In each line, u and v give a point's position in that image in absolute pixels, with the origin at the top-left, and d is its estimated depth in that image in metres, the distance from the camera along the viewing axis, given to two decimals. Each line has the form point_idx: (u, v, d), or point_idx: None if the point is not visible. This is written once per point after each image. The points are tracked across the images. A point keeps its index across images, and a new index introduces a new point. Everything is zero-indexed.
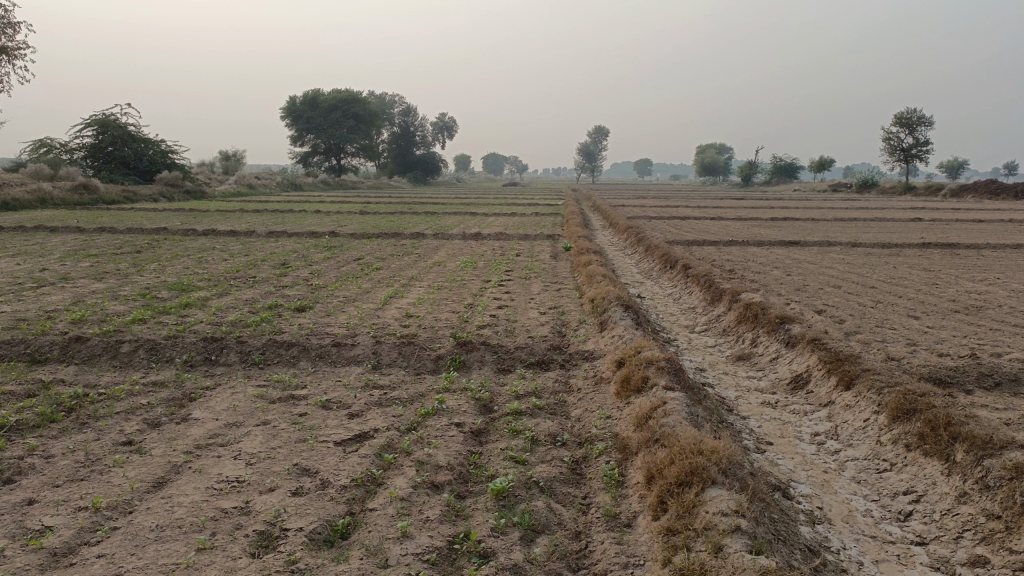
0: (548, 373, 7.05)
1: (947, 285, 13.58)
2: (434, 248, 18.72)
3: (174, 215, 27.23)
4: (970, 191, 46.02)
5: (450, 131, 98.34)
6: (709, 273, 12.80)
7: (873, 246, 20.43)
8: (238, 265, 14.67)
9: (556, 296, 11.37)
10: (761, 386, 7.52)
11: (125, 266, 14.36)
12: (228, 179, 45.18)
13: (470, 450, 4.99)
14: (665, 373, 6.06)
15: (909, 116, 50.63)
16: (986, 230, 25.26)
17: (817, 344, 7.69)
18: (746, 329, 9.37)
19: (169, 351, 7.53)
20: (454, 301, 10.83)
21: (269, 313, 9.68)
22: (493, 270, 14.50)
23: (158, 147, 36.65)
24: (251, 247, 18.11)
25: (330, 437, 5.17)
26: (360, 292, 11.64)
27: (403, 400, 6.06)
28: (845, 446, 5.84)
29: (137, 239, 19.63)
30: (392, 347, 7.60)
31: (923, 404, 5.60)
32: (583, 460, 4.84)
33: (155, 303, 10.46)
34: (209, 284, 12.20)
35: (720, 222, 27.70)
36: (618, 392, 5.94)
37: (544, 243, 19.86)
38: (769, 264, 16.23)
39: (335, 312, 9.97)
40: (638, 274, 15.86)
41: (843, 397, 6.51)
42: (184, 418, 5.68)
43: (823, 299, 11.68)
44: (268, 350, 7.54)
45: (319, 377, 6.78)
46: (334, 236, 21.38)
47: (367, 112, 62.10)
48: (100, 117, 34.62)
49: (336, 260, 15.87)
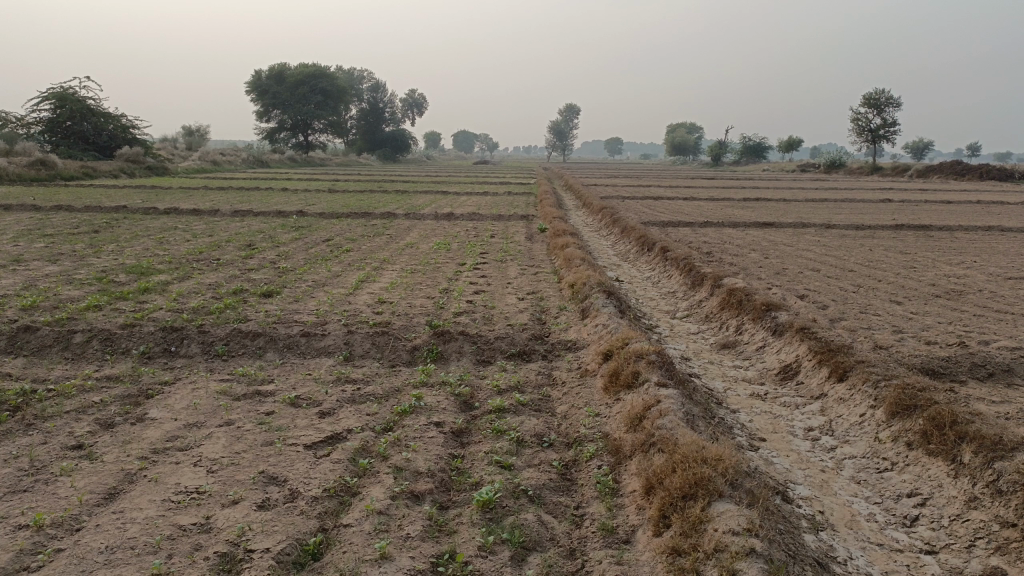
0: (530, 365, 6.71)
1: (925, 269, 13.48)
2: (406, 229, 18.23)
3: (135, 192, 26.33)
4: (936, 172, 46.43)
5: (419, 108, 97.15)
6: (688, 256, 12.54)
7: (847, 227, 20.37)
8: (201, 246, 14.08)
9: (534, 280, 11.04)
10: (748, 376, 7.26)
11: (82, 247, 13.70)
12: (192, 155, 43.96)
13: (452, 453, 4.65)
14: (656, 368, 5.77)
15: (878, 97, 50.81)
16: (956, 212, 25.40)
17: (806, 334, 7.45)
18: (729, 315, 9.10)
19: (125, 341, 7.06)
20: (429, 286, 10.45)
21: (234, 299, 9.21)
22: (468, 252, 14.11)
23: (119, 122, 35.47)
24: (215, 227, 17.48)
25: (299, 439, 4.79)
26: (330, 276, 11.17)
27: (378, 397, 5.68)
28: (841, 442, 5.60)
29: (95, 218, 18.86)
30: (365, 337, 7.21)
31: (924, 400, 5.38)
32: (573, 464, 4.52)
33: (111, 288, 9.90)
34: (170, 267, 11.64)
35: (693, 202, 27.51)
36: (607, 387, 5.64)
37: (518, 224, 19.48)
38: (746, 246, 16.04)
39: (304, 297, 9.53)
40: (614, 256, 15.57)
41: (837, 389, 6.28)
42: (140, 418, 5.25)
43: (804, 283, 11.50)
44: (232, 340, 7.10)
45: (287, 370, 6.37)
46: (301, 215, 20.77)
47: (335, 87, 60.89)
48: (58, 89, 33.30)
49: (304, 241, 15.33)
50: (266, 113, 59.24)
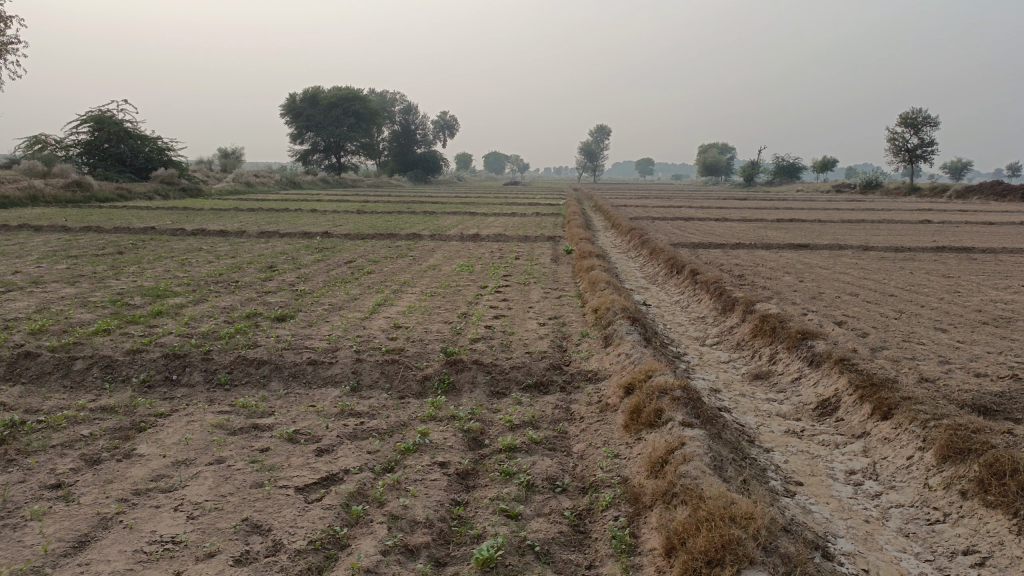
0: (547, 398, 6.30)
1: (971, 293, 12.83)
2: (430, 251, 17.95)
3: (165, 214, 26.44)
4: (976, 193, 45.27)
5: (451, 131, 97.83)
6: (720, 280, 12.07)
7: (885, 249, 19.68)
8: (222, 268, 13.92)
9: (556, 305, 10.65)
10: (783, 411, 6.75)
11: (103, 269, 13.60)
12: (225, 177, 44.43)
13: (454, 500, 4.24)
14: (681, 405, 5.31)
15: (914, 116, 49.84)
16: (999, 233, 24.53)
17: (846, 365, 6.93)
18: (763, 343, 8.59)
19: (126, 369, 6.78)
20: (448, 310, 10.12)
21: (246, 323, 8.93)
22: (491, 274, 13.79)
23: (155, 144, 35.98)
24: (239, 249, 17.38)
25: (289, 481, 4.42)
26: (347, 300, 10.87)
27: (381, 432, 5.31)
28: (886, 488, 5.09)
29: (122, 240, 18.85)
30: (374, 365, 6.86)
31: (980, 443, 4.86)
32: (587, 513, 4.09)
33: (125, 311, 9.70)
34: (187, 289, 11.45)
35: (725, 223, 26.94)
36: (627, 426, 5.21)
37: (545, 245, 19.16)
38: (780, 268, 15.50)
39: (318, 322, 9.24)
40: (643, 278, 15.14)
41: (881, 428, 5.77)
42: (127, 454, 4.93)
43: (842, 308, 10.94)
44: (235, 368, 6.78)
45: (289, 402, 6.03)
46: (327, 237, 20.64)
47: (368, 109, 61.41)
48: (96, 113, 33.85)
49: (326, 262, 15.13)
50: (300, 135, 59.77)
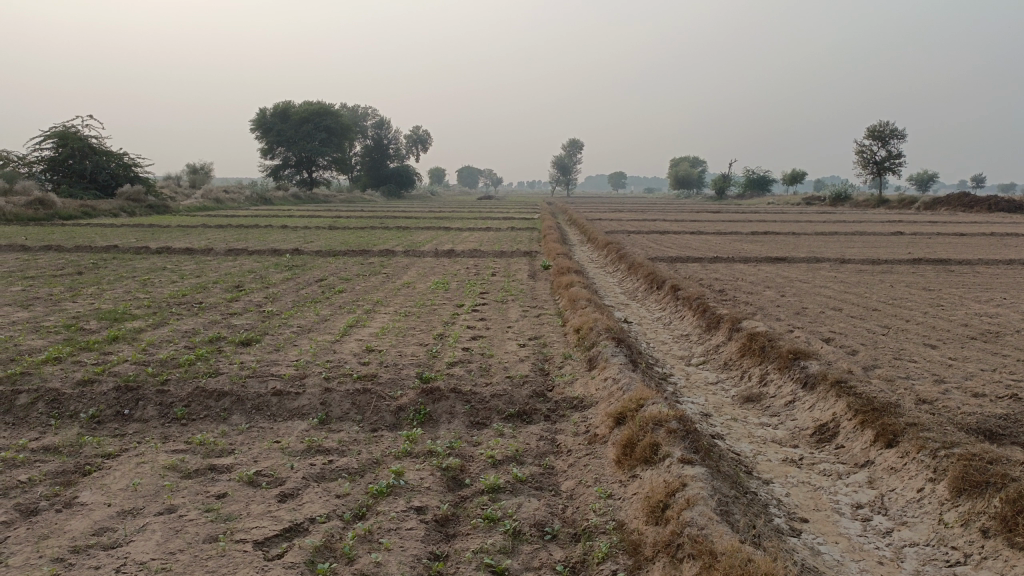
0: (531, 428, 5.88)
1: (954, 307, 12.64)
2: (403, 267, 17.49)
3: (130, 231, 25.65)
4: (943, 204, 45.75)
5: (424, 145, 97.66)
6: (702, 296, 11.77)
7: (862, 262, 19.56)
8: (186, 288, 13.34)
9: (536, 324, 10.26)
10: (779, 438, 6.40)
11: (59, 291, 12.97)
12: (195, 193, 43.55)
13: (433, 553, 3.80)
14: (677, 437, 4.92)
15: (882, 129, 50.42)
16: (971, 244, 24.66)
17: (843, 389, 6.60)
18: (752, 363, 8.27)
19: (74, 403, 6.25)
20: (423, 331, 9.67)
21: (208, 349, 8.42)
22: (467, 291, 13.38)
23: (121, 160, 35.21)
24: (205, 267, 16.80)
25: (248, 535, 3.96)
26: (317, 321, 10.38)
27: (351, 472, 4.86)
28: (897, 524, 4.74)
29: (82, 259, 18.16)
30: (344, 395, 6.39)
31: (998, 476, 4.54)
32: (582, 567, 3.68)
33: (78, 337, 9.13)
34: (147, 312, 10.89)
35: (701, 237, 26.81)
36: (620, 462, 4.82)
37: (521, 261, 18.81)
38: (760, 283, 15.26)
39: (285, 346, 8.76)
40: (622, 294, 14.84)
41: (886, 457, 5.45)
42: (67, 504, 4.42)
43: (829, 325, 10.67)
44: (193, 401, 6.27)
45: (252, 439, 5.56)
46: (297, 253, 20.11)
47: (340, 124, 60.91)
48: (60, 128, 33.05)
49: (295, 281, 14.66)
50: (271, 150, 58.99)
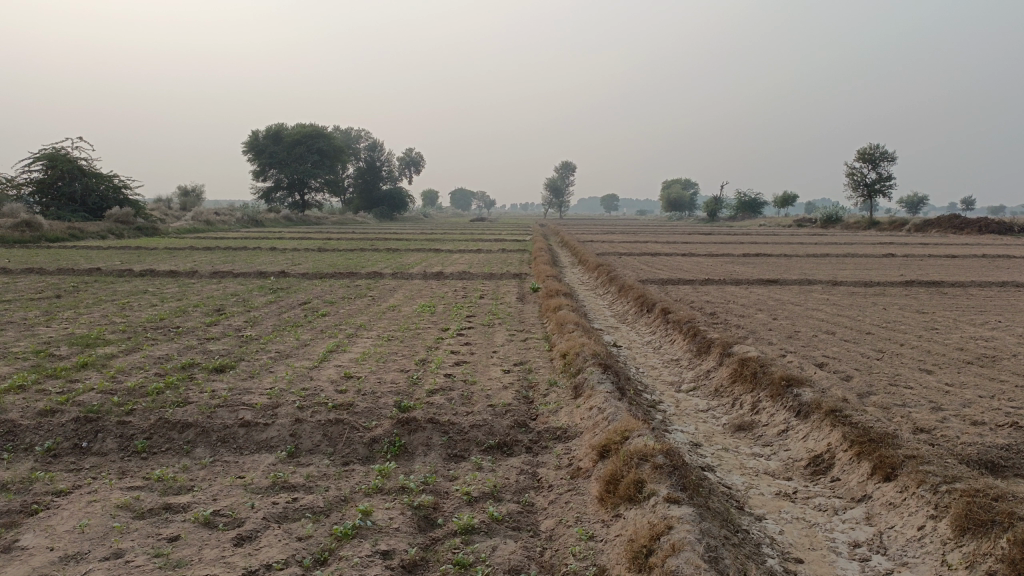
0: (511, 461, 5.58)
1: (948, 330, 12.43)
2: (390, 290, 17.21)
3: (116, 254, 25.30)
4: (934, 226, 45.84)
5: (416, 167, 97.79)
6: (692, 319, 11.53)
7: (855, 284, 19.38)
8: (165, 312, 13.02)
9: (522, 348, 9.98)
10: (772, 470, 6.11)
11: (35, 315, 12.64)
12: (185, 215, 43.27)
13: None
14: (663, 472, 4.64)
15: (873, 152, 50.63)
16: (962, 266, 24.55)
17: (838, 417, 6.33)
18: (743, 390, 8.00)
19: (29, 435, 5.92)
20: (405, 356, 9.38)
21: (180, 376, 8.11)
22: (453, 315, 13.12)
23: (110, 182, 34.97)
24: (187, 290, 16.47)
25: None
26: (297, 346, 10.06)
27: (317, 512, 4.55)
28: (898, 564, 4.45)
29: (64, 282, 17.82)
30: (315, 426, 6.08)
31: (1004, 515, 4.26)
32: None
33: (46, 363, 8.80)
34: (123, 337, 10.56)
35: (692, 259, 26.63)
36: (603, 500, 4.53)
37: (510, 283, 18.56)
38: (752, 306, 15.03)
39: (261, 372, 8.45)
40: (612, 317, 14.60)
41: (884, 491, 5.17)
42: (5, 549, 4.08)
43: (822, 349, 10.43)
44: (155, 434, 5.96)
45: (214, 474, 5.25)
46: (283, 276, 19.82)
47: (332, 146, 60.87)
48: (49, 150, 32.84)
49: (279, 304, 14.36)
50: (263, 173, 58.79)
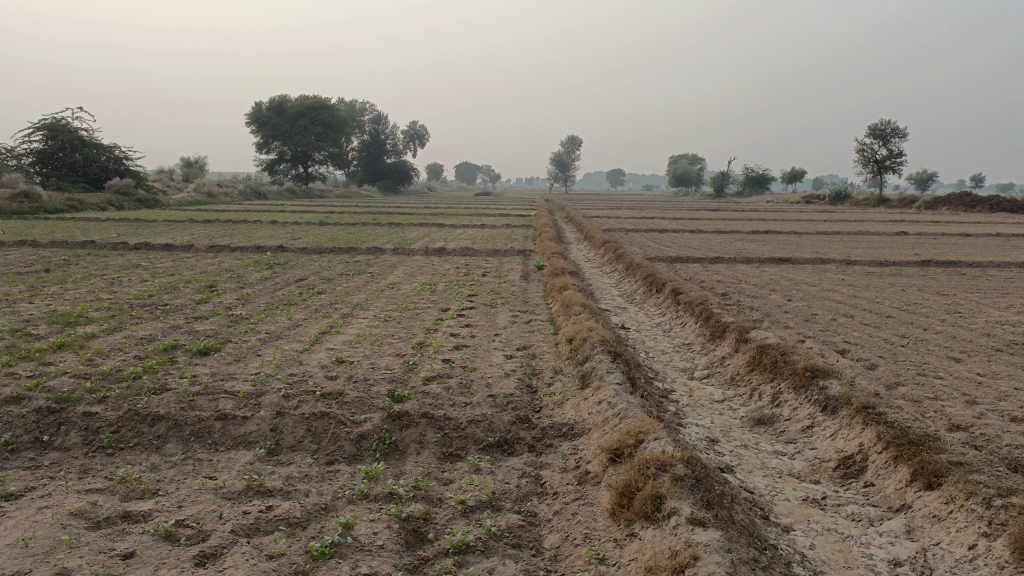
0: (512, 462, 5.07)
1: (972, 314, 11.84)
2: (391, 266, 16.65)
3: (113, 226, 24.71)
4: (945, 204, 44.96)
5: (420, 140, 96.69)
6: (705, 301, 10.97)
7: (869, 263, 18.75)
8: (155, 288, 12.47)
9: (526, 332, 9.44)
10: (796, 471, 5.60)
11: (19, 290, 12.08)
12: (186, 187, 42.59)
13: None
14: (685, 485, 4.12)
15: (883, 128, 49.64)
16: (978, 245, 23.87)
17: (870, 415, 5.80)
18: (762, 380, 7.46)
19: None
20: (402, 339, 8.86)
21: (160, 360, 7.58)
22: (454, 294, 12.58)
23: (111, 153, 34.28)
24: (181, 265, 15.90)
25: None
26: (287, 327, 9.54)
27: (293, 524, 4.05)
28: None
29: (54, 255, 17.23)
30: (298, 420, 5.57)
31: None
32: None
33: (22, 344, 8.28)
34: (106, 315, 10.02)
35: (700, 235, 26.01)
36: (617, 516, 4.02)
37: (514, 260, 17.99)
38: (765, 286, 14.45)
39: (247, 356, 7.92)
40: (619, 296, 14.06)
41: (927, 502, 4.65)
42: None
43: (842, 334, 9.88)
44: (123, 427, 5.46)
45: (184, 475, 4.75)
46: (281, 251, 19.25)
47: (336, 118, 60.06)
48: (49, 120, 32.19)
49: (273, 281, 13.80)
50: (266, 145, 57.97)
